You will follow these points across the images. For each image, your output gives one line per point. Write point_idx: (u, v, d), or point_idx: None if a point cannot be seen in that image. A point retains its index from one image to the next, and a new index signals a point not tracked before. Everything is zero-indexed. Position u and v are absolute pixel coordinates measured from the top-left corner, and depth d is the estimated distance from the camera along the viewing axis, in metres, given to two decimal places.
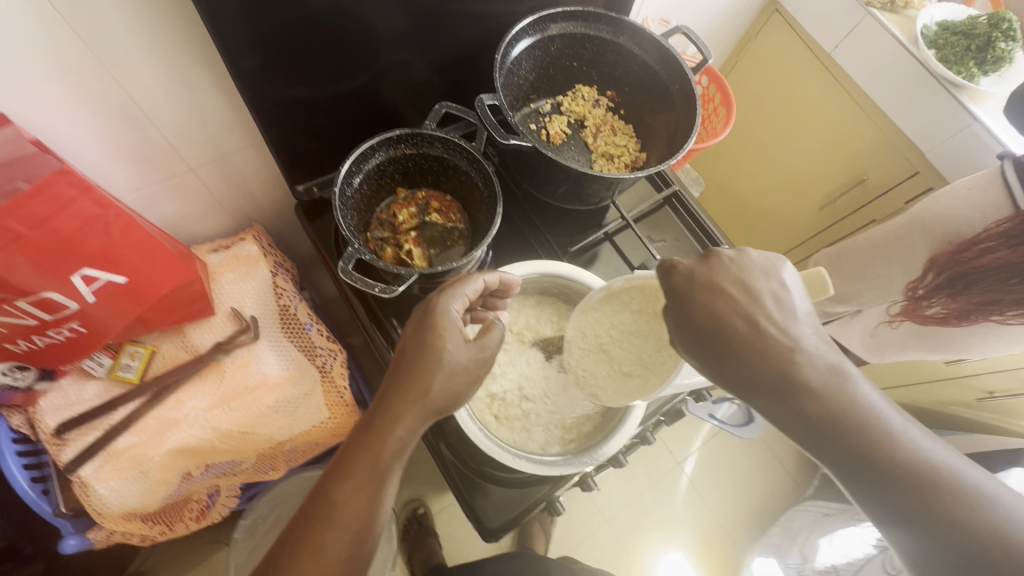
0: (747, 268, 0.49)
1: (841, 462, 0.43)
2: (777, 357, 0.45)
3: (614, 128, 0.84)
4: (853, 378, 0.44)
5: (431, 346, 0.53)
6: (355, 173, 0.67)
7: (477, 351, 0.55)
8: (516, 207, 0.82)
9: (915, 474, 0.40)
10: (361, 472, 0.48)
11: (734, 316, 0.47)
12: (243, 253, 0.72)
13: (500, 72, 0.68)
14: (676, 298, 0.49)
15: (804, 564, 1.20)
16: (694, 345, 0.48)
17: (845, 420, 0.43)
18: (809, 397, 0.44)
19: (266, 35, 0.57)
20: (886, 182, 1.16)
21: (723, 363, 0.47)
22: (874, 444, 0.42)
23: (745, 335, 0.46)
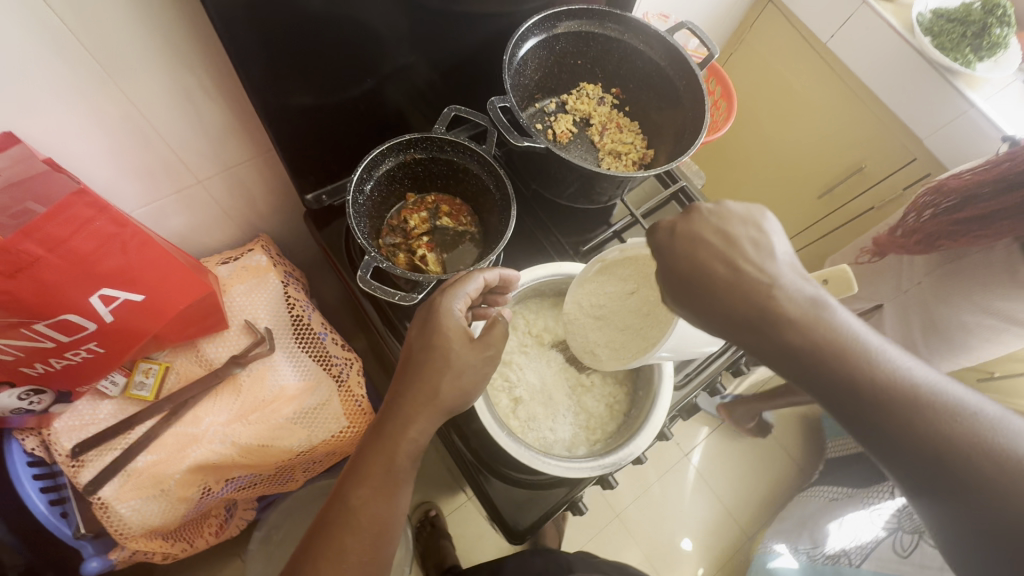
0: (731, 218, 0.45)
1: (826, 393, 0.41)
2: (757, 298, 0.42)
3: (620, 125, 0.84)
4: (830, 306, 0.42)
5: (436, 347, 0.52)
6: (366, 180, 0.66)
7: (479, 349, 0.53)
8: (527, 208, 0.81)
9: (906, 405, 0.38)
10: (376, 476, 0.48)
11: (714, 260, 0.44)
12: (253, 264, 0.72)
13: (508, 72, 0.68)
14: (659, 253, 0.47)
15: (815, 548, 1.20)
16: (681, 297, 0.46)
17: (826, 350, 0.40)
18: (790, 331, 0.41)
19: (274, 42, 0.56)
20: (884, 169, 1.16)
21: (706, 309, 0.45)
22: (856, 374, 0.39)
23: (724, 276, 0.43)
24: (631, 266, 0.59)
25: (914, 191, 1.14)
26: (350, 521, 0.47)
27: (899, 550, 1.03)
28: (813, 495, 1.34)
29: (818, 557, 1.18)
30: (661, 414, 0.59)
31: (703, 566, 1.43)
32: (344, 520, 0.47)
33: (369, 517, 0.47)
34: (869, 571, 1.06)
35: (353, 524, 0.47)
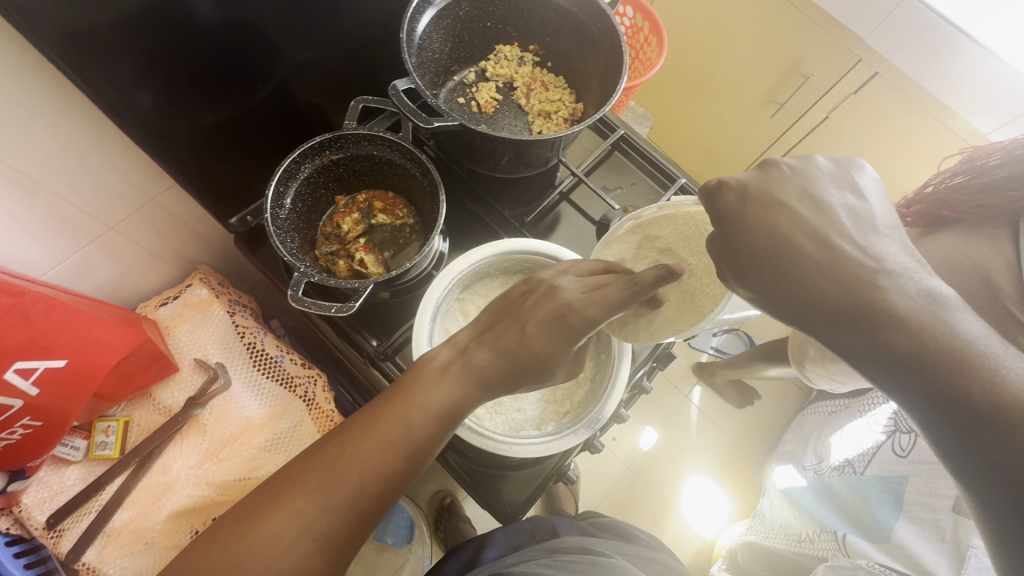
0: (815, 178, 0.42)
1: (934, 397, 0.37)
2: (857, 283, 0.37)
3: (545, 83, 0.80)
4: (950, 303, 0.37)
5: (524, 310, 0.45)
6: (284, 193, 0.63)
7: (565, 339, 0.43)
8: (461, 186, 0.78)
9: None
10: (420, 406, 0.44)
11: (800, 234, 0.39)
12: (194, 299, 0.70)
13: (409, 51, 0.64)
14: (723, 218, 0.42)
15: (821, 464, 1.20)
16: (750, 274, 0.42)
17: (938, 353, 0.36)
18: (896, 328, 0.37)
19: (146, 70, 0.52)
20: (831, 76, 1.13)
21: (785, 292, 0.40)
22: (963, 378, 0.36)
23: (815, 257, 0.39)
24: (668, 224, 0.58)
25: (865, 93, 1.11)
26: (380, 433, 0.43)
27: (899, 451, 1.00)
28: (814, 412, 1.37)
29: (825, 471, 1.17)
30: (625, 375, 0.59)
31: (720, 499, 1.47)
32: (372, 431, 0.43)
33: (400, 438, 0.43)
34: (873, 476, 1.03)
35: (380, 438, 0.42)
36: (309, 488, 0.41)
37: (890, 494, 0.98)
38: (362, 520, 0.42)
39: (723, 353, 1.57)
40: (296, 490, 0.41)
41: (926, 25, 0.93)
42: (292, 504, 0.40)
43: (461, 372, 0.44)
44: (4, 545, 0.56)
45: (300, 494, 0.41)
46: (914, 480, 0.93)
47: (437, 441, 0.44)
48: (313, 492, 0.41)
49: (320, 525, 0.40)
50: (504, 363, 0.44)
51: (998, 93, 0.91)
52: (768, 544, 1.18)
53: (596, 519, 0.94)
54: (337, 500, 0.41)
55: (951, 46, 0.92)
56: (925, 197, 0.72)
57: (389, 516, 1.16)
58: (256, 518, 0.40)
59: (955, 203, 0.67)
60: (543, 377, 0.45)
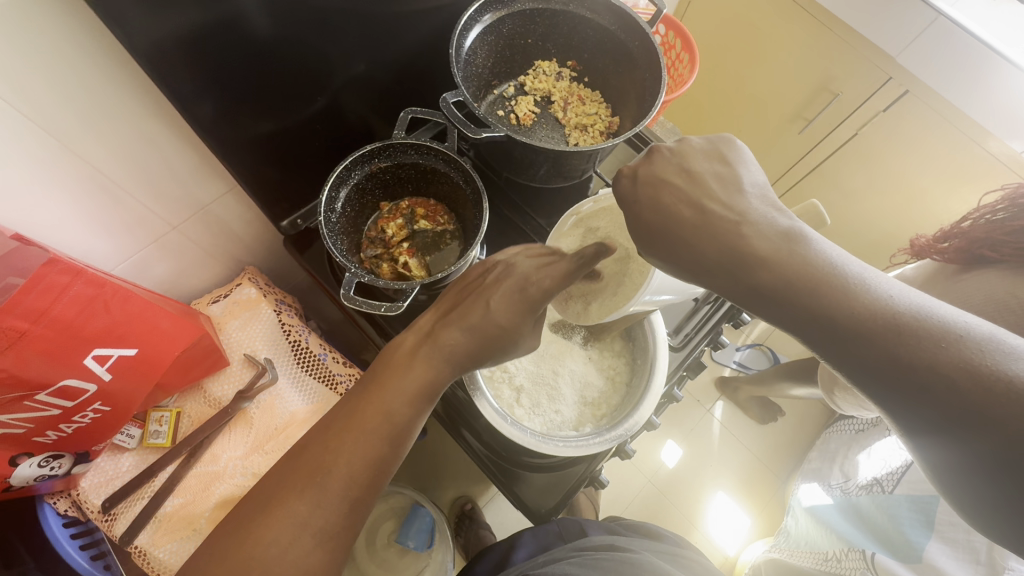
0: (690, 155, 0.44)
1: (814, 333, 0.37)
2: (724, 233, 0.40)
3: (582, 97, 0.83)
4: (807, 237, 0.39)
5: (484, 288, 0.48)
6: (336, 198, 0.66)
7: (526, 309, 0.47)
8: (499, 195, 0.81)
9: (892, 333, 0.34)
10: (396, 391, 0.45)
11: (678, 204, 0.42)
12: (243, 297, 0.73)
13: (458, 65, 0.67)
14: (625, 204, 0.46)
15: (848, 482, 1.19)
16: (654, 248, 0.45)
17: (800, 285, 0.37)
18: (761, 268, 0.38)
19: (219, 80, 0.56)
20: (861, 94, 1.15)
21: (679, 255, 0.43)
22: (827, 303, 0.36)
23: (692, 221, 0.41)
24: (605, 217, 0.62)
25: (895, 110, 1.12)
26: (362, 423, 0.44)
27: None
28: (840, 429, 1.36)
29: (852, 489, 1.15)
30: (661, 379, 0.60)
31: (741, 515, 1.45)
32: (353, 423, 0.43)
33: (382, 425, 0.44)
34: (902, 495, 1.01)
35: (363, 429, 0.43)
36: (300, 489, 0.41)
37: (920, 514, 0.96)
38: (356, 512, 0.43)
39: (747, 368, 1.57)
40: (287, 493, 0.41)
41: (960, 45, 0.94)
42: (284, 506, 0.40)
43: (430, 352, 0.47)
44: (63, 527, 0.62)
45: (294, 498, 0.41)
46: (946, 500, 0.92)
47: (415, 421, 0.46)
48: (304, 493, 0.41)
49: (316, 522, 0.41)
50: (471, 338, 0.47)
51: None
52: (793, 561, 1.17)
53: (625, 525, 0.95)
54: (330, 497, 0.41)
55: (986, 66, 0.92)
56: (961, 233, 0.73)
57: (411, 519, 1.17)
58: (249, 527, 0.40)
59: (999, 244, 0.68)
60: (508, 348, 0.49)
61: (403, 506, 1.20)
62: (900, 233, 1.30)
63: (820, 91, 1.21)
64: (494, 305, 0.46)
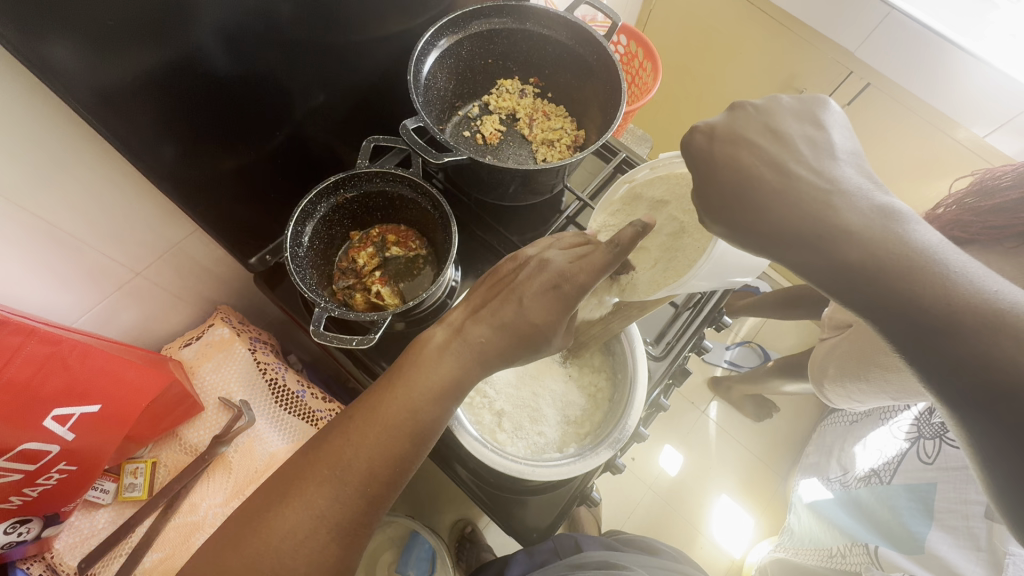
0: (778, 114, 0.44)
1: (894, 316, 0.37)
2: (809, 201, 0.39)
3: (547, 113, 0.83)
4: (904, 215, 0.38)
5: (517, 284, 0.47)
6: (302, 231, 0.65)
7: (561, 307, 0.46)
8: (469, 215, 0.80)
9: (983, 331, 0.34)
10: (420, 390, 0.45)
11: (760, 166, 0.42)
12: (216, 338, 0.72)
13: (417, 90, 0.67)
14: (696, 161, 0.45)
15: (847, 475, 1.19)
16: (720, 208, 0.44)
17: (890, 267, 0.36)
18: (846, 242, 0.38)
19: (175, 124, 0.55)
20: (824, 89, 1.17)
21: (747, 219, 0.42)
22: (919, 289, 0.36)
23: (773, 184, 0.41)
24: (662, 184, 0.61)
25: (859, 103, 1.13)
26: (383, 420, 0.43)
27: (924, 457, 0.98)
28: (835, 422, 1.36)
29: (851, 482, 1.15)
30: (642, 392, 0.60)
31: (745, 516, 1.44)
32: (376, 419, 0.43)
33: (404, 423, 0.44)
34: (900, 484, 1.01)
35: (384, 425, 0.43)
36: (319, 481, 0.42)
37: (919, 503, 0.95)
38: (374, 506, 0.44)
39: (740, 366, 1.57)
40: (306, 483, 0.42)
41: (913, 36, 0.96)
42: (301, 499, 0.41)
43: (459, 350, 0.46)
44: None
45: (313, 488, 0.42)
46: (943, 487, 0.92)
47: (438, 423, 0.45)
48: (325, 484, 0.42)
49: (333, 516, 0.42)
50: (503, 336, 0.46)
51: (992, 99, 0.93)
52: (799, 561, 1.16)
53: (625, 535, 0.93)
54: (347, 489, 0.42)
55: (940, 56, 0.94)
56: (936, 219, 0.76)
57: (411, 548, 1.14)
58: (269, 515, 0.41)
59: (968, 225, 0.70)
60: (539, 346, 0.47)
61: (402, 535, 1.17)
62: None
63: (784, 87, 1.22)
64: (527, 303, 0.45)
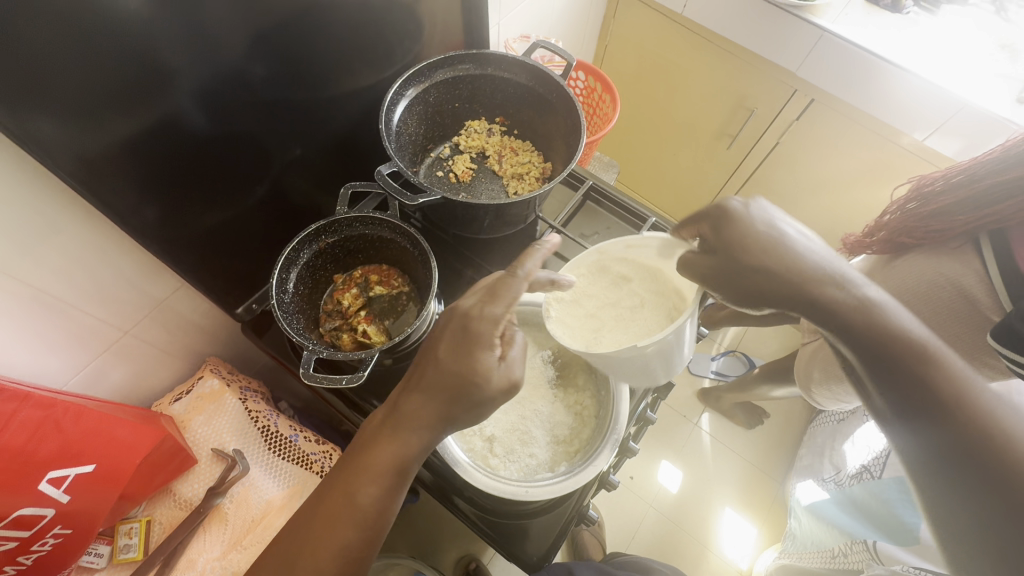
0: (773, 215, 0.55)
1: (876, 367, 0.51)
2: (810, 285, 0.53)
3: (514, 149, 0.87)
4: (882, 301, 0.51)
5: (433, 349, 0.54)
6: (287, 278, 0.67)
7: (470, 348, 0.52)
8: (448, 250, 0.83)
9: (931, 385, 0.47)
10: (359, 471, 0.50)
11: (769, 254, 0.54)
12: (207, 390, 0.72)
13: (389, 137, 0.71)
14: (716, 244, 0.56)
15: (839, 474, 1.20)
16: (730, 285, 0.56)
17: (873, 332, 0.50)
18: (839, 309, 0.52)
19: (159, 186, 0.57)
20: (772, 108, 1.25)
21: (752, 290, 0.55)
22: (894, 348, 0.49)
23: (783, 268, 0.53)
24: (630, 266, 0.66)
25: (806, 118, 1.21)
26: (329, 507, 0.49)
27: None
28: (824, 423, 1.39)
29: (844, 480, 1.16)
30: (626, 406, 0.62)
31: (748, 526, 1.44)
32: (322, 508, 0.49)
33: (347, 504, 0.49)
34: (891, 478, 1.03)
35: (329, 511, 0.48)
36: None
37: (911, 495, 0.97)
38: None
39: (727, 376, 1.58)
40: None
41: (845, 55, 1.04)
42: None
43: (393, 422, 0.52)
44: None
45: None
46: None
47: (380, 499, 0.49)
48: None
49: None
50: (427, 396, 0.52)
51: (926, 106, 1.01)
52: (804, 564, 1.17)
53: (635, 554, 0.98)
54: None
55: (871, 72, 1.03)
56: (885, 225, 0.82)
57: None
58: None
59: (912, 227, 0.76)
60: (470, 398, 0.51)
61: None
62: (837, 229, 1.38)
63: (736, 108, 1.30)
64: (439, 358, 0.52)
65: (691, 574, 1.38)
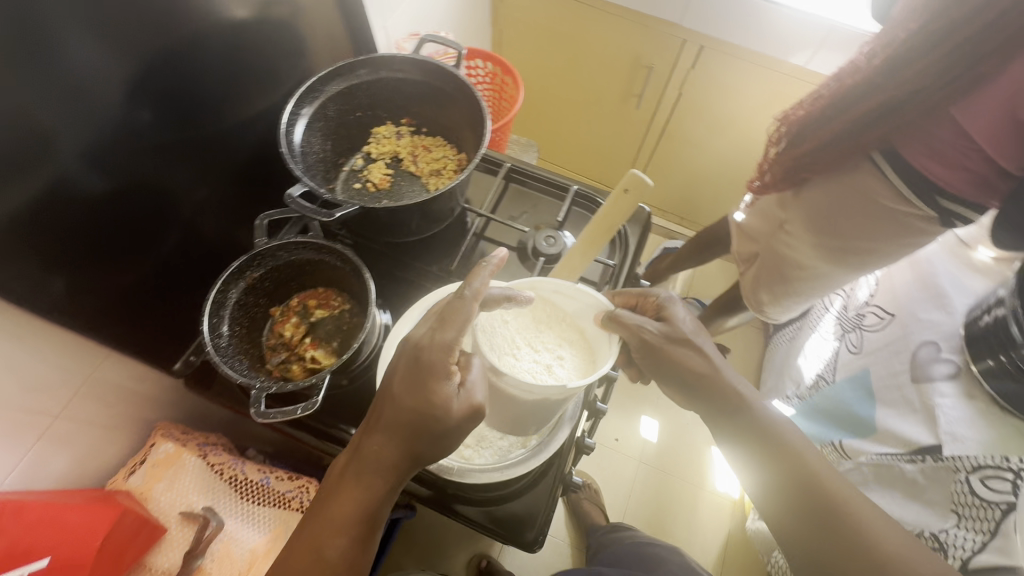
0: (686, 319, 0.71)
1: (755, 446, 0.67)
2: (714, 376, 0.69)
3: (426, 147, 0.87)
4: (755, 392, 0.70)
5: (388, 384, 0.54)
6: (219, 322, 0.65)
7: (421, 377, 0.51)
8: (383, 259, 0.82)
9: (790, 451, 0.65)
10: (325, 526, 0.52)
11: (686, 350, 0.69)
12: (162, 456, 0.69)
13: (295, 159, 0.69)
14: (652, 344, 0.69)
15: (800, 387, 1.30)
16: (662, 372, 0.70)
17: (756, 418, 0.68)
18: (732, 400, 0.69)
19: (64, 256, 0.53)
20: (667, 63, 1.31)
21: (678, 379, 0.69)
22: (769, 433, 0.67)
23: (702, 367, 0.69)
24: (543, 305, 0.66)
25: (700, 65, 1.27)
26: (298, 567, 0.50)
27: (853, 349, 1.14)
28: (776, 345, 1.52)
29: (805, 393, 1.25)
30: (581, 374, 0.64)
31: None
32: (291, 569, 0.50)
33: (315, 562, 0.50)
34: (843, 380, 1.13)
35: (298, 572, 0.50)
36: None
37: (862, 390, 1.07)
38: None
39: None
40: None
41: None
42: None
43: (356, 468, 0.52)
44: None
45: None
46: (876, 368, 1.06)
47: (346, 551, 0.51)
48: None
49: None
50: (386, 436, 0.52)
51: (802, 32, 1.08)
52: None
53: (622, 532, 1.17)
54: None
55: (749, 10, 1.09)
56: (783, 149, 0.89)
57: None
58: None
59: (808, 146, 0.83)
60: (432, 432, 0.51)
61: None
62: (752, 163, 1.47)
63: (637, 68, 1.35)
64: (395, 394, 0.51)
65: (689, 515, 1.44)
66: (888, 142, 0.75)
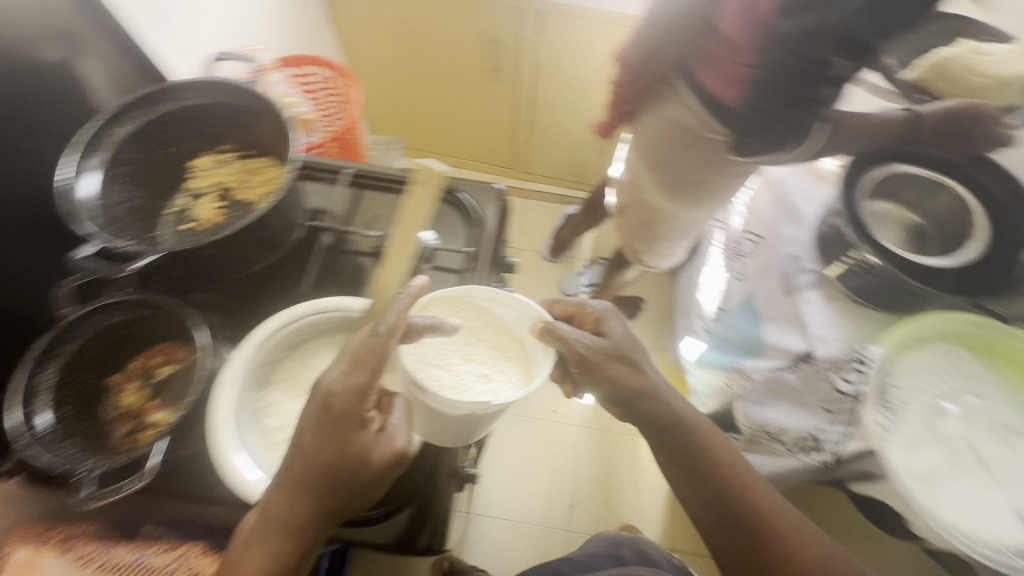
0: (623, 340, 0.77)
1: (691, 466, 0.70)
2: (655, 397, 0.73)
3: (254, 169, 0.78)
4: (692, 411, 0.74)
5: (297, 434, 0.54)
6: (34, 411, 0.62)
7: (329, 429, 0.52)
8: (232, 298, 0.77)
9: (722, 465, 0.69)
10: None
11: (622, 372, 0.73)
12: (12, 565, 0.58)
13: (82, 218, 0.66)
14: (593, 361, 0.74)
15: (704, 321, 1.35)
16: (605, 390, 0.74)
17: (693, 434, 0.72)
18: (673, 418, 0.73)
19: None
20: (511, 35, 1.33)
21: (623, 398, 0.74)
22: (705, 449, 0.71)
23: (644, 387, 0.73)
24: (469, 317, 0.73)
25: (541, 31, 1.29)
26: None
27: (739, 274, 1.19)
28: (681, 284, 1.57)
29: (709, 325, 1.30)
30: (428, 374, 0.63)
31: None
32: None
33: None
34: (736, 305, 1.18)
35: None
36: None
37: (749, 311, 1.12)
38: None
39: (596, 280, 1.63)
40: None
41: None
42: None
43: (265, 526, 0.52)
44: None
45: None
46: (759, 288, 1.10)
47: None
48: None
49: None
50: (294, 489, 0.52)
51: None
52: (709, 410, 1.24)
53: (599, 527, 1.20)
54: None
55: None
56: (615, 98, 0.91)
57: None
58: None
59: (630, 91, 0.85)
60: (340, 479, 0.52)
61: None
62: None
63: (484, 43, 1.37)
64: (304, 448, 0.51)
65: None
66: (684, 62, 0.76)
